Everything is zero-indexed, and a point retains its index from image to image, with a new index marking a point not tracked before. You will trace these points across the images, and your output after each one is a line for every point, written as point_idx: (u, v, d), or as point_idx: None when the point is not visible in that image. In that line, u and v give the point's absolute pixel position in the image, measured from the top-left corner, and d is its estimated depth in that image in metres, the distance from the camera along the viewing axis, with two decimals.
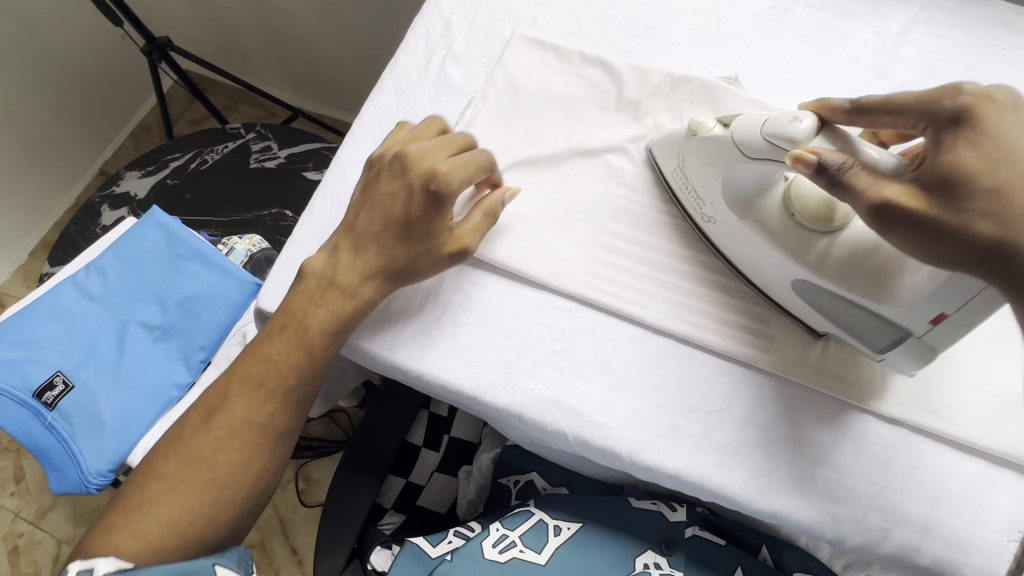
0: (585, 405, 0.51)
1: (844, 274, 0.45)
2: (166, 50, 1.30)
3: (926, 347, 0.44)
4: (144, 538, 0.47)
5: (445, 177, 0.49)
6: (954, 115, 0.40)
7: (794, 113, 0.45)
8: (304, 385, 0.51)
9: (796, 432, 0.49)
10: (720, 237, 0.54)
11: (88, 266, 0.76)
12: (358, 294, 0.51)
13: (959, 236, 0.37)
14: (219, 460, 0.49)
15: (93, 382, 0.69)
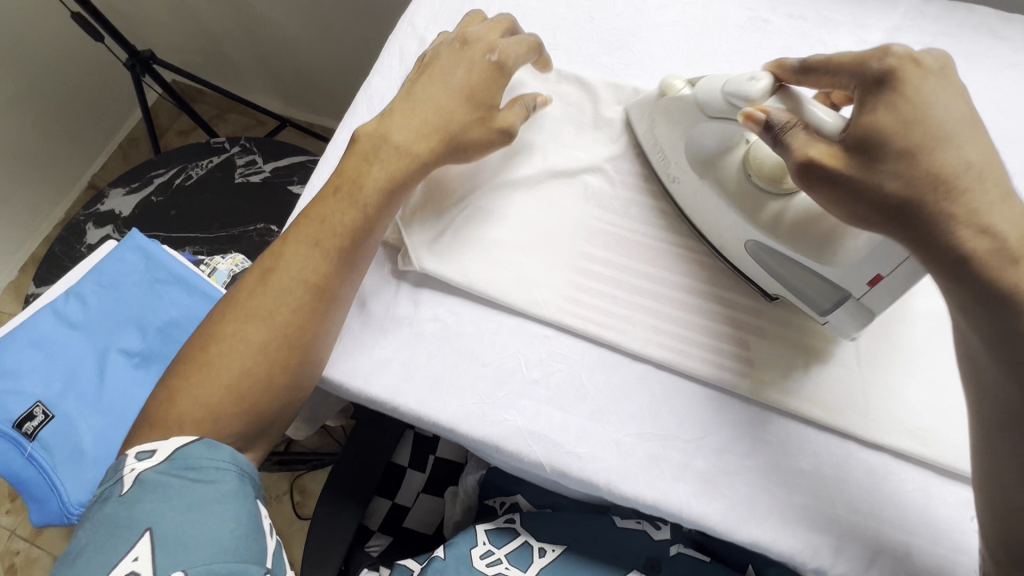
0: (562, 436, 0.50)
1: (791, 237, 0.47)
2: (149, 64, 1.29)
3: (866, 308, 0.46)
4: (206, 401, 0.48)
5: (506, 54, 0.55)
6: (880, 77, 0.41)
7: (752, 73, 0.47)
8: (356, 243, 0.52)
9: (777, 459, 0.49)
10: (682, 198, 0.56)
11: (67, 292, 0.75)
12: (413, 154, 0.53)
13: (870, 195, 0.39)
14: (277, 317, 0.50)
15: (74, 412, 0.68)
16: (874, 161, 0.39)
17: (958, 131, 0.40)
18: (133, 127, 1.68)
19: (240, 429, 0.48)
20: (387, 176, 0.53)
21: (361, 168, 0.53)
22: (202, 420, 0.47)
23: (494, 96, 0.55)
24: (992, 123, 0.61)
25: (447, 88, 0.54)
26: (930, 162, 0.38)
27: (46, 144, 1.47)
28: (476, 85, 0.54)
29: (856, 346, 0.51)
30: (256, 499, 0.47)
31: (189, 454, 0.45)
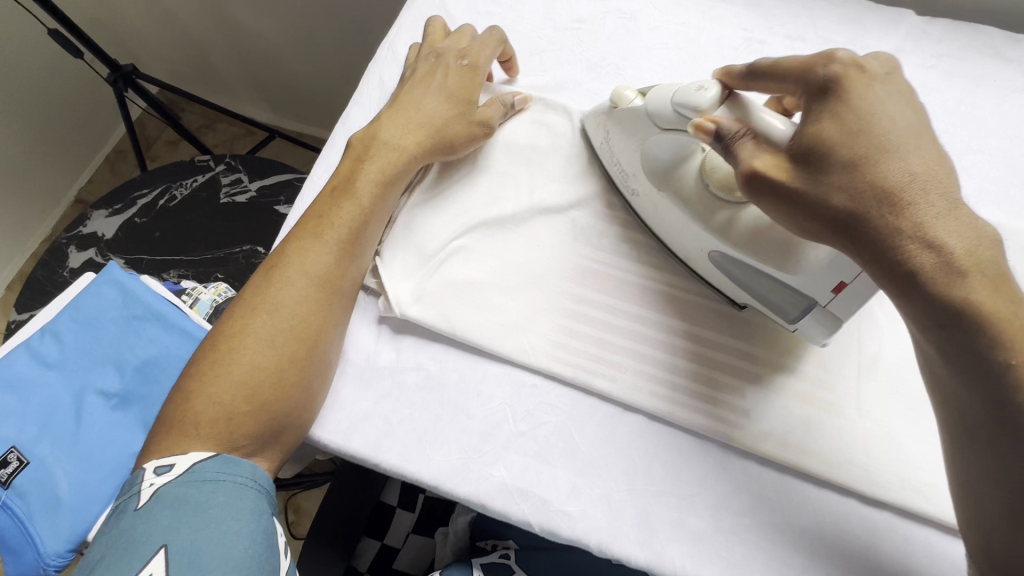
0: (551, 492, 0.48)
1: (753, 244, 0.46)
2: (131, 78, 1.26)
3: (831, 316, 0.45)
4: (220, 403, 0.46)
5: (475, 53, 0.59)
6: (825, 83, 0.42)
7: (701, 83, 0.47)
8: (359, 230, 0.52)
9: (776, 515, 0.47)
10: (644, 210, 0.54)
11: (43, 330, 0.72)
12: (403, 147, 0.55)
13: (817, 207, 0.39)
14: (287, 312, 0.49)
15: (49, 457, 0.66)
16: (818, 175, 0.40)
17: (907, 142, 0.40)
18: (119, 141, 1.63)
19: (256, 433, 0.46)
20: (385, 170, 0.54)
21: (353, 168, 0.54)
22: (216, 423, 0.45)
23: (472, 93, 0.57)
24: (1000, 150, 0.58)
25: (427, 90, 0.57)
26: (880, 173, 0.38)
27: (34, 162, 1.43)
28: (455, 86, 0.57)
29: (858, 394, 0.49)
30: (271, 517, 0.44)
31: (206, 468, 0.43)
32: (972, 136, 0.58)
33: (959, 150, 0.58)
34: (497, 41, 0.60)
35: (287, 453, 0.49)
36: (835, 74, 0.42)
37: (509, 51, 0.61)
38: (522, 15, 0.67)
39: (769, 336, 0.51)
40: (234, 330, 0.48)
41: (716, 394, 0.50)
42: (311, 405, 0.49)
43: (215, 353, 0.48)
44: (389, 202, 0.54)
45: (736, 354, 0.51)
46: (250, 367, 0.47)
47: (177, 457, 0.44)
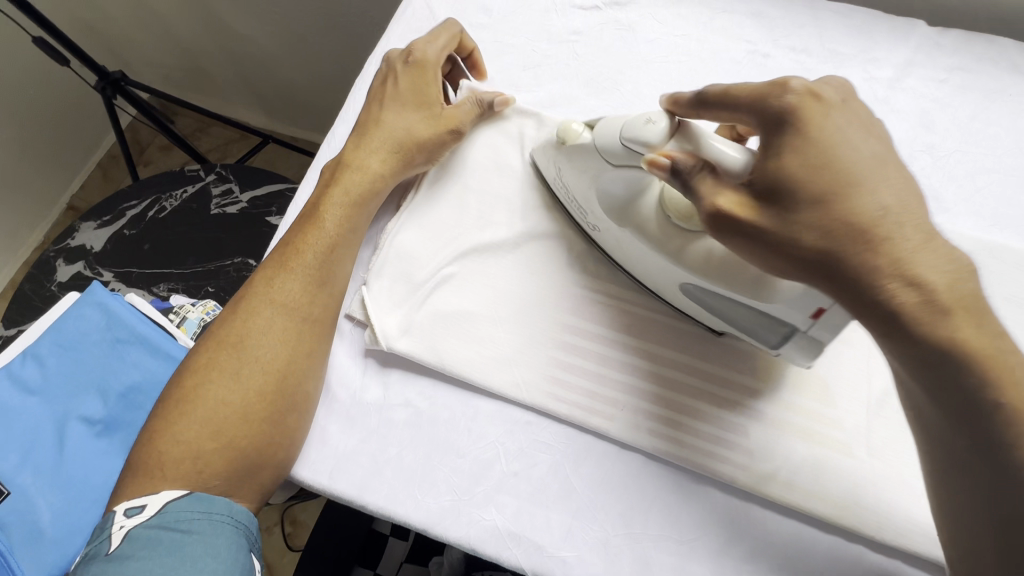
0: (545, 537, 0.46)
1: (727, 273, 0.43)
2: (120, 85, 1.23)
3: (811, 341, 0.43)
4: (186, 442, 0.45)
5: (423, 51, 0.56)
6: (781, 115, 0.39)
7: (647, 114, 0.43)
8: (328, 257, 0.51)
9: (779, 560, 0.45)
10: (610, 244, 0.51)
11: (24, 354, 0.71)
12: (370, 168, 0.54)
13: (789, 249, 0.37)
14: (256, 344, 0.48)
15: (31, 487, 0.64)
16: (787, 212, 0.37)
17: (873, 172, 0.37)
18: (111, 147, 1.61)
19: (226, 472, 0.45)
20: (351, 193, 0.53)
21: (319, 196, 0.54)
22: (182, 463, 0.44)
23: (433, 95, 0.56)
24: (1017, 169, 0.55)
25: (387, 102, 0.56)
26: (843, 211, 0.36)
27: (22, 169, 1.40)
28: (413, 92, 0.56)
29: (867, 432, 0.47)
30: (250, 554, 0.43)
31: (179, 508, 0.42)
32: (986, 154, 0.56)
33: (973, 170, 0.55)
34: (452, 33, 0.58)
35: (265, 495, 0.47)
36: (794, 104, 0.39)
37: (469, 43, 0.59)
38: (516, 27, 0.64)
39: (774, 370, 0.49)
40: (201, 367, 0.47)
41: (686, 420, 0.48)
42: (289, 439, 0.47)
43: (183, 392, 0.47)
44: (358, 224, 0.53)
45: (740, 390, 0.48)
46: (218, 403, 0.46)
47: (149, 497, 0.43)
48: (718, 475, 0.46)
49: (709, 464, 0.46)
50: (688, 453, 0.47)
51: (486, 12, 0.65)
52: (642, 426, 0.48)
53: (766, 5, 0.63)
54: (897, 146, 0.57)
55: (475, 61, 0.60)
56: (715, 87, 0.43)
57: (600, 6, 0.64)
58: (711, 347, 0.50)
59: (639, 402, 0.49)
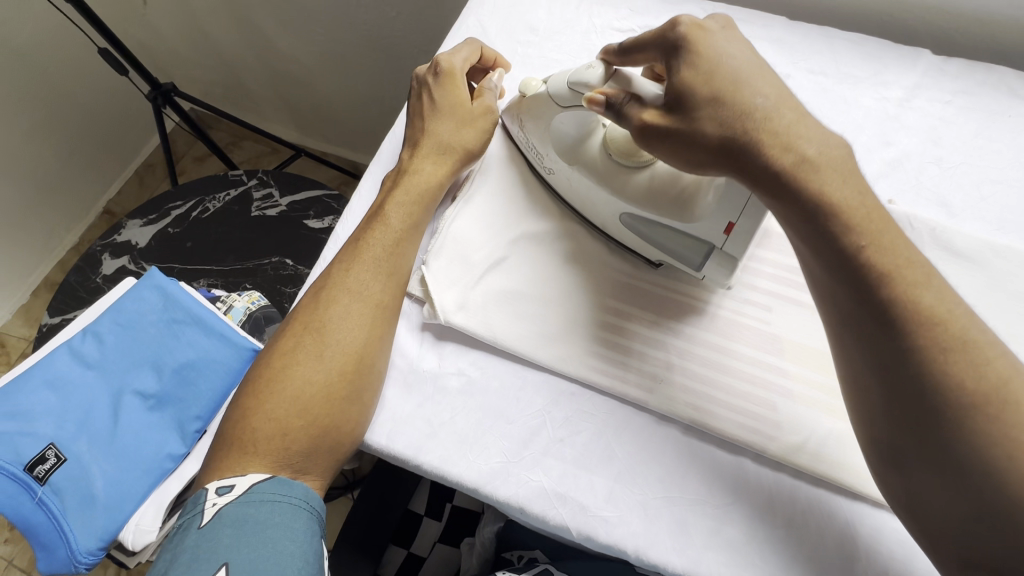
0: (589, 498, 0.49)
1: (656, 200, 0.52)
2: (170, 95, 1.31)
3: (727, 258, 0.51)
4: (276, 420, 0.49)
5: (448, 61, 0.62)
6: (676, 40, 0.47)
7: (588, 63, 0.52)
8: (398, 250, 0.55)
9: (808, 527, 0.47)
10: (560, 185, 0.59)
11: (84, 331, 0.75)
12: (429, 173, 0.59)
13: (696, 140, 0.44)
14: (334, 329, 0.52)
15: (86, 455, 0.67)
16: (691, 111, 0.44)
17: (755, 75, 0.44)
18: (149, 155, 1.68)
19: (309, 448, 0.49)
20: (413, 194, 0.58)
21: (383, 195, 0.58)
22: (272, 440, 0.48)
23: (464, 98, 0.61)
24: (1019, 181, 0.60)
25: (428, 116, 0.61)
26: (734, 104, 0.43)
27: (67, 173, 1.48)
28: (449, 99, 0.60)
29: None
30: (320, 543, 0.46)
31: (262, 490, 0.46)
32: (990, 167, 0.61)
33: (978, 180, 0.60)
34: (474, 47, 0.64)
35: (337, 467, 0.51)
36: (684, 32, 0.47)
37: (490, 53, 0.66)
38: (560, 45, 0.71)
39: (801, 351, 0.53)
40: (285, 350, 0.52)
41: (697, 387, 0.52)
42: (361, 415, 0.51)
43: (268, 373, 0.51)
44: (419, 221, 0.58)
45: (751, 362, 0.53)
46: (302, 383, 0.50)
47: (236, 478, 0.47)
48: (732, 439, 0.50)
49: (712, 423, 0.51)
50: (691, 413, 0.51)
51: (533, 31, 0.72)
52: (627, 381, 0.53)
53: (785, 32, 0.70)
54: (908, 157, 0.62)
55: (501, 64, 0.68)
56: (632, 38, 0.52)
57: (636, 29, 0.72)
58: (664, 301, 0.56)
59: (624, 357, 0.54)
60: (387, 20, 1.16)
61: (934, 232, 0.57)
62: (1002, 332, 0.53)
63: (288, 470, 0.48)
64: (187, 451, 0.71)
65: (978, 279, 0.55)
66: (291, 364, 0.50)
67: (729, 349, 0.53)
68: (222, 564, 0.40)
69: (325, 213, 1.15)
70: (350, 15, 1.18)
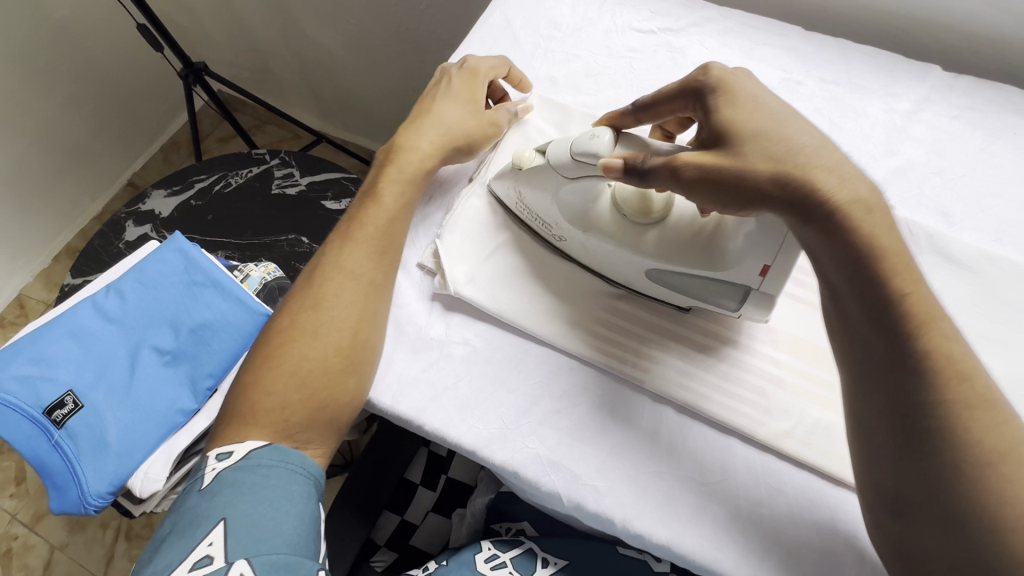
0: (581, 467, 0.51)
1: (682, 250, 0.52)
2: (201, 75, 1.35)
3: (764, 297, 0.50)
4: (274, 395, 0.51)
5: (475, 63, 0.66)
6: (709, 88, 0.48)
7: (592, 130, 0.50)
8: (390, 232, 0.58)
9: (791, 509, 0.49)
10: (574, 250, 0.58)
11: (108, 287, 0.78)
12: (423, 153, 0.61)
13: (746, 178, 0.43)
14: (330, 306, 0.54)
15: (102, 404, 0.70)
16: (734, 149, 0.44)
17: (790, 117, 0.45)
18: (176, 132, 1.72)
19: (308, 421, 0.51)
20: (405, 174, 0.60)
21: (375, 177, 0.61)
22: (271, 413, 0.50)
23: (480, 97, 0.65)
24: (1018, 195, 0.62)
25: (441, 96, 0.65)
26: (776, 141, 0.43)
27: (95, 144, 1.52)
28: (465, 86, 0.65)
29: None
30: (316, 505, 0.48)
31: (260, 456, 0.48)
32: (991, 181, 0.63)
33: (979, 194, 0.62)
34: (502, 61, 0.68)
35: (335, 442, 0.53)
36: (717, 76, 0.48)
37: (518, 75, 0.68)
38: (581, 41, 0.74)
39: (794, 342, 0.55)
40: (281, 331, 0.54)
41: (692, 370, 0.54)
42: (357, 388, 0.53)
43: (268, 348, 0.54)
44: (410, 202, 0.60)
45: (745, 350, 0.55)
46: (300, 356, 0.52)
47: (236, 445, 0.49)
48: (722, 421, 0.52)
49: (703, 404, 0.52)
50: (681, 393, 0.53)
51: (555, 26, 0.75)
52: (625, 361, 0.55)
53: (799, 41, 0.73)
54: (911, 167, 0.64)
55: (524, 87, 0.68)
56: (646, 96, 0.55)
57: (655, 31, 0.74)
58: None
59: (623, 338, 0.56)
60: (414, 13, 1.19)
61: (931, 239, 0.59)
62: (990, 337, 0.55)
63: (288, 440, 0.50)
64: (198, 407, 0.74)
65: (973, 286, 0.57)
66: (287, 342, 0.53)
67: (726, 337, 0.55)
68: (219, 519, 0.43)
69: (343, 195, 1.18)
70: (377, 6, 1.21)
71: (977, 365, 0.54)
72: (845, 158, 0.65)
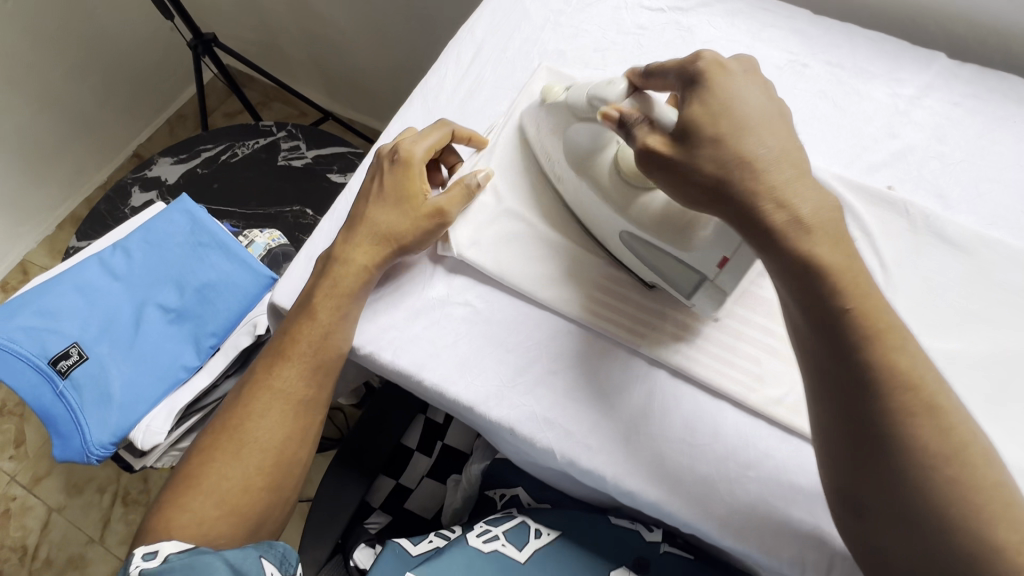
0: (575, 426, 0.52)
1: (659, 227, 0.50)
2: (210, 45, 1.35)
3: (717, 289, 0.50)
4: (194, 510, 0.50)
5: (409, 151, 0.58)
6: (695, 76, 0.44)
7: (612, 79, 0.52)
8: (322, 358, 0.54)
9: (779, 475, 0.50)
10: (570, 195, 0.59)
11: (114, 246, 0.79)
12: (356, 262, 0.56)
13: (691, 176, 0.41)
14: (254, 428, 0.52)
15: (107, 357, 0.72)
16: (693, 146, 0.41)
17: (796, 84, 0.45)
18: (183, 104, 1.72)
19: (233, 533, 0.50)
20: (340, 288, 0.55)
21: (312, 285, 0.56)
22: (189, 526, 0.49)
23: (417, 189, 0.57)
24: (1015, 182, 0.63)
25: (373, 202, 0.58)
26: (734, 149, 0.40)
27: (102, 112, 1.52)
28: (400, 191, 0.57)
29: None
30: (259, 558, 0.48)
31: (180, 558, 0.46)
32: (990, 167, 0.64)
33: (977, 178, 0.63)
34: (444, 131, 0.60)
35: (271, 528, 0.54)
36: (703, 68, 0.44)
37: (465, 133, 0.62)
38: (591, 17, 0.75)
39: None
40: (205, 449, 0.53)
41: (687, 335, 0.55)
42: (281, 498, 0.54)
43: (195, 457, 0.53)
44: (348, 313, 0.55)
45: (741, 321, 0.56)
46: (221, 471, 0.51)
47: (162, 543, 0.47)
48: (715, 386, 0.53)
49: (697, 369, 0.54)
50: (675, 358, 0.54)
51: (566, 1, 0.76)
52: (624, 327, 0.56)
53: (806, 25, 0.73)
54: (911, 150, 0.65)
55: (475, 144, 0.63)
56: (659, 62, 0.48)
57: (665, 9, 0.75)
58: None
59: (622, 304, 0.57)
60: None
61: (927, 220, 0.60)
62: (981, 317, 0.56)
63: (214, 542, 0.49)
64: (201, 365, 0.75)
65: (966, 267, 0.58)
66: (209, 461, 0.51)
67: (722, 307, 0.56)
68: None
69: (348, 170, 1.18)
70: None
71: (966, 343, 0.55)
72: (846, 140, 0.66)
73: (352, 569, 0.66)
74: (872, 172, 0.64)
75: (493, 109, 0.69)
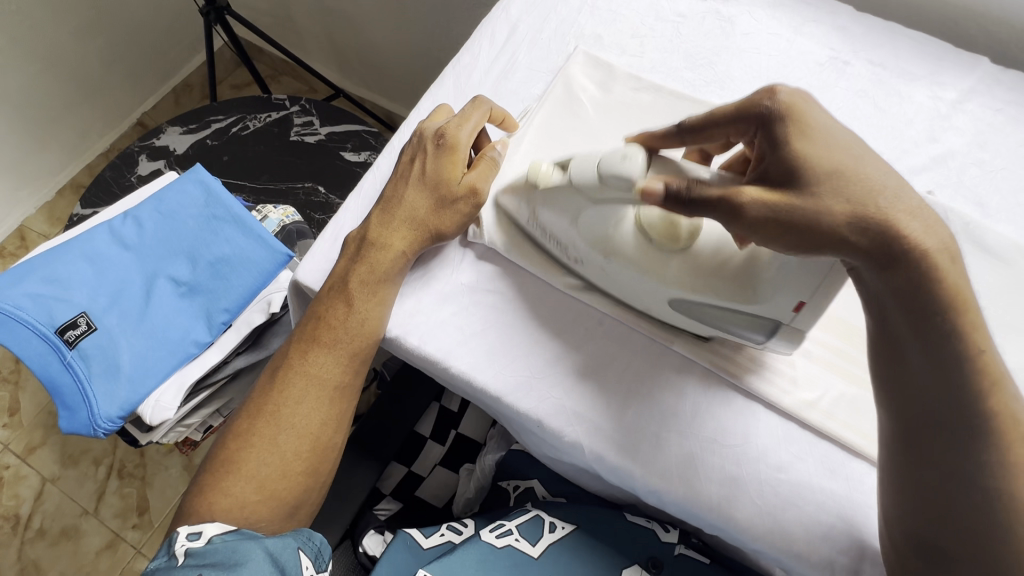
0: (607, 422, 0.52)
1: (710, 284, 0.47)
2: (222, 13, 1.30)
3: (794, 331, 0.47)
4: (234, 493, 0.50)
5: (452, 132, 0.56)
6: (776, 118, 0.42)
7: (624, 150, 0.47)
8: (357, 344, 0.53)
9: (811, 480, 0.49)
10: (593, 274, 0.54)
11: (125, 215, 0.76)
12: (391, 245, 0.54)
13: (820, 227, 0.39)
14: (290, 413, 0.52)
15: (117, 329, 0.70)
16: (807, 189, 0.39)
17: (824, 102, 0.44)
18: (190, 73, 1.68)
19: (271, 516, 0.51)
20: (375, 272, 0.54)
21: (347, 267, 0.54)
22: (230, 510, 0.50)
23: (456, 172, 0.55)
24: None
25: (413, 185, 0.56)
26: (856, 185, 0.39)
27: (107, 77, 1.48)
28: (441, 177, 0.55)
29: None
30: (297, 550, 0.49)
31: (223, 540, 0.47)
32: None
33: (1017, 188, 0.62)
34: (483, 111, 0.57)
35: (308, 511, 0.55)
36: (784, 103, 0.43)
37: (500, 115, 0.60)
38: (630, 2, 0.72)
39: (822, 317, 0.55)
40: (240, 433, 0.52)
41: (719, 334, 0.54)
42: (319, 482, 0.54)
43: (229, 441, 0.52)
44: (388, 298, 0.54)
45: None
46: (258, 456, 0.51)
47: (205, 523, 0.49)
48: (748, 386, 0.52)
49: (729, 369, 0.53)
50: (707, 355, 0.53)
51: None
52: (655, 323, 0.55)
53: (850, 21, 0.71)
54: (952, 156, 0.64)
55: (508, 126, 0.61)
56: (694, 116, 0.49)
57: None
58: None
59: None
60: None
61: (967, 227, 0.59)
62: (1016, 328, 0.55)
63: (255, 524, 0.50)
64: (212, 341, 0.73)
65: (1003, 276, 0.57)
66: (246, 446, 0.51)
67: None
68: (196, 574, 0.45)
69: (362, 148, 1.15)
70: None
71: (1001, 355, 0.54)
72: (886, 142, 0.65)
73: (361, 555, 0.64)
74: (912, 176, 0.63)
75: (526, 93, 0.67)
